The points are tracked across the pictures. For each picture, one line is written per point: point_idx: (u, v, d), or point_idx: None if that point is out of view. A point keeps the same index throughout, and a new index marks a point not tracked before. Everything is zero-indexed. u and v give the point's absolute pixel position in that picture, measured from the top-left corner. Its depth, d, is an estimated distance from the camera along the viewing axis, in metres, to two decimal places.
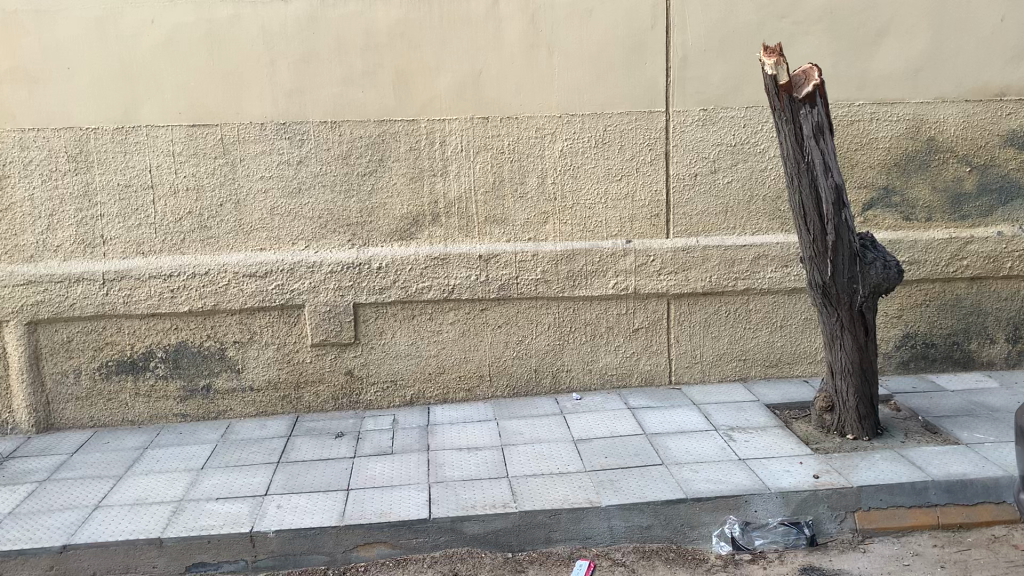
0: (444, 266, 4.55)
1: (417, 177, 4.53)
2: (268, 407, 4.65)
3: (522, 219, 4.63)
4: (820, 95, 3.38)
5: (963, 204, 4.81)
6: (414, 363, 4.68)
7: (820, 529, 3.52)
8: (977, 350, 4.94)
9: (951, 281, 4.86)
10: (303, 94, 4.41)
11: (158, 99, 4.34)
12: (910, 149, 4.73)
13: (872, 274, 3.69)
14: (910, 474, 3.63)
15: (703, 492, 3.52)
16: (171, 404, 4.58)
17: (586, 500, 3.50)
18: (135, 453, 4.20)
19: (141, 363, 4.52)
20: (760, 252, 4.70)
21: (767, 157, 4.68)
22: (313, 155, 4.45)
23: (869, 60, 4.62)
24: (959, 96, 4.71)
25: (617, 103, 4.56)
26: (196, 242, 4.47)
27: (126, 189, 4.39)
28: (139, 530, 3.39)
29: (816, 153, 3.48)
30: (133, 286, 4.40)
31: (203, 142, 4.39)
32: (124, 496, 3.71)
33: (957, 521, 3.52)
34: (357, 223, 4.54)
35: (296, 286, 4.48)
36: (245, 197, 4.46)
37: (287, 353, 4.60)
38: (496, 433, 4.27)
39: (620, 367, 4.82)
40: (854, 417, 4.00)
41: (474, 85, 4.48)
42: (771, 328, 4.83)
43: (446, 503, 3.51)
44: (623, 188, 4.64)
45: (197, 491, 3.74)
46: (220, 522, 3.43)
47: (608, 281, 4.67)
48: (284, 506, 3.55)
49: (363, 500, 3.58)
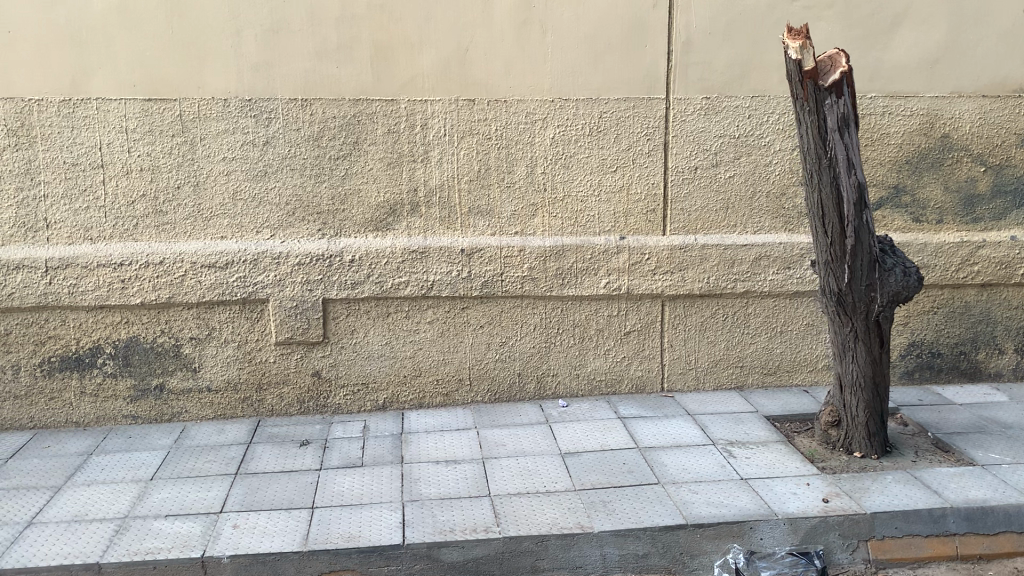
0: (424, 260, 4.19)
1: (396, 163, 4.16)
2: (227, 410, 4.27)
3: (509, 211, 4.28)
4: (848, 84, 3.07)
5: (977, 207, 4.54)
6: (388, 365, 4.32)
7: (830, 559, 3.22)
8: (984, 360, 4.69)
9: (961, 287, 4.58)
10: (270, 67, 4.01)
11: (111, 69, 3.92)
12: (923, 146, 4.43)
13: (891, 282, 3.40)
14: (927, 500, 3.33)
15: (704, 517, 3.20)
16: (121, 404, 4.18)
17: (577, 525, 3.16)
18: (78, 460, 3.81)
19: (88, 359, 4.12)
20: (763, 252, 4.39)
21: (772, 151, 4.36)
22: (280, 135, 4.06)
23: (883, 50, 4.31)
24: (975, 91, 4.42)
25: (614, 88, 4.22)
26: (151, 228, 4.07)
27: (74, 168, 3.98)
28: (75, 554, 3.00)
29: (840, 148, 3.17)
30: (80, 275, 4.00)
31: (160, 118, 3.98)
32: (62, 510, 3.33)
33: (976, 553, 3.24)
34: (329, 211, 4.16)
35: (260, 279, 4.11)
36: (206, 179, 4.06)
37: (249, 352, 4.22)
38: (476, 443, 3.94)
39: (609, 373, 4.50)
40: (862, 434, 3.70)
41: (459, 63, 4.12)
42: (770, 334, 4.53)
43: (421, 527, 3.16)
44: (618, 180, 4.30)
45: (144, 506, 3.36)
46: (167, 544, 3.06)
47: (599, 280, 4.34)
48: (241, 526, 3.19)
49: (329, 520, 3.23)
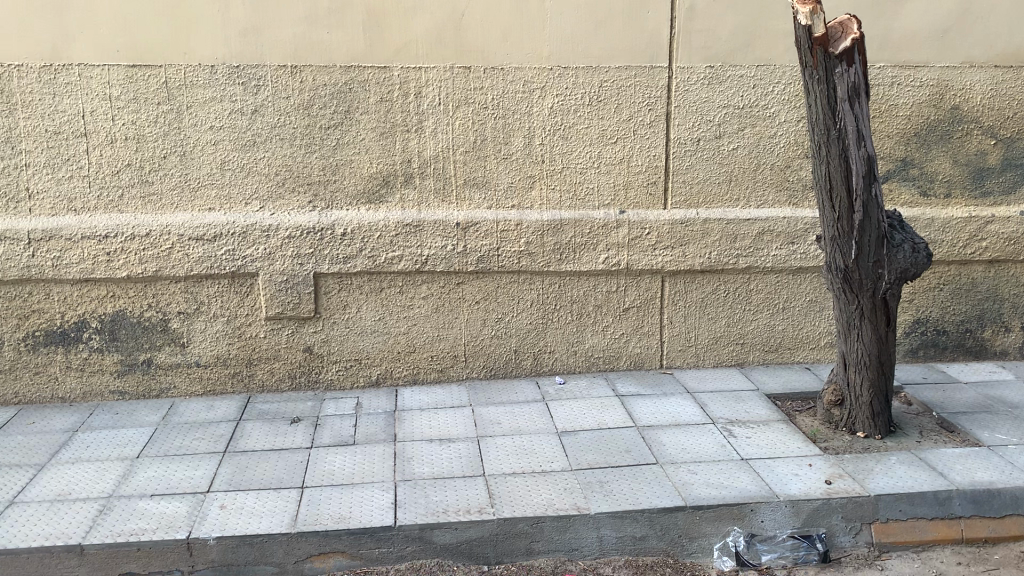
0: (418, 234, 4.08)
1: (389, 133, 4.03)
2: (217, 386, 4.18)
3: (505, 183, 4.16)
4: (859, 51, 2.96)
5: (986, 180, 4.42)
6: (382, 341, 4.23)
7: (832, 542, 3.14)
8: (990, 338, 4.60)
9: (968, 263, 4.48)
10: (259, 33, 3.87)
11: (94, 34, 3.78)
12: (932, 118, 4.31)
13: (899, 258, 3.29)
14: (933, 482, 3.25)
15: (704, 499, 3.12)
16: (108, 380, 4.09)
17: (574, 506, 3.08)
18: (63, 437, 3.72)
19: (73, 334, 4.02)
20: (766, 227, 4.28)
21: (777, 123, 4.23)
22: (269, 104, 3.93)
23: (893, 18, 4.17)
24: (987, 61, 4.29)
25: (616, 56, 4.08)
26: (136, 199, 3.95)
27: (56, 136, 3.85)
28: (58, 534, 2.92)
29: (849, 119, 3.05)
30: (64, 247, 3.89)
31: (144, 85, 3.85)
32: (44, 490, 3.24)
33: (982, 536, 3.17)
34: (320, 182, 4.04)
35: (250, 253, 4.00)
36: (193, 149, 3.93)
37: (239, 327, 4.12)
38: (471, 422, 3.85)
39: (607, 350, 4.41)
40: (866, 414, 3.61)
41: (455, 29, 3.97)
42: (772, 310, 4.44)
43: (413, 507, 3.08)
44: (618, 152, 4.18)
45: (129, 485, 3.27)
46: (152, 526, 2.97)
47: (597, 255, 4.23)
48: (229, 507, 3.11)
49: (319, 500, 3.15)
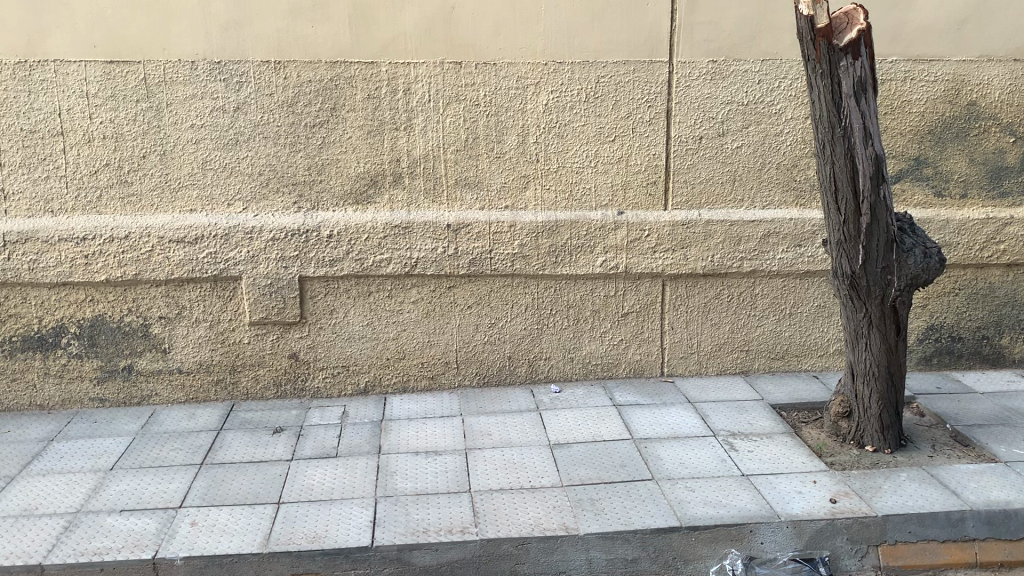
0: (407, 235, 3.92)
1: (377, 131, 3.87)
2: (199, 393, 4.04)
3: (499, 183, 3.99)
4: (866, 44, 2.76)
5: (1004, 180, 4.22)
6: (370, 347, 4.07)
7: (837, 565, 2.96)
8: (1009, 345, 4.39)
9: (985, 268, 4.28)
10: (241, 27, 3.72)
11: (70, 29, 3.64)
12: (947, 115, 4.10)
13: (910, 264, 3.08)
14: (945, 501, 3.05)
15: (700, 519, 2.94)
16: (87, 386, 3.96)
17: (561, 526, 2.92)
18: (37, 446, 3.59)
19: (52, 339, 3.90)
20: (771, 229, 4.10)
21: (783, 120, 4.04)
22: (252, 101, 3.78)
23: (905, 10, 3.97)
24: (1006, 54, 4.08)
25: (614, 50, 3.90)
26: (115, 200, 3.82)
27: (31, 135, 3.71)
28: (19, 553, 2.78)
29: (855, 116, 2.86)
30: (40, 250, 3.76)
31: (123, 82, 3.71)
32: (11, 504, 3.10)
33: (997, 560, 2.96)
34: (305, 183, 3.89)
35: (232, 255, 3.85)
36: (174, 148, 3.79)
37: (221, 332, 3.98)
38: (459, 433, 3.69)
39: (605, 356, 4.24)
40: (875, 426, 3.42)
41: (446, 21, 3.81)
42: (778, 316, 4.25)
43: (392, 527, 2.92)
44: (616, 151, 4.00)
45: (99, 500, 3.13)
46: (118, 544, 2.83)
47: (595, 258, 4.06)
48: (200, 524, 2.96)
49: (296, 517, 3.00)
